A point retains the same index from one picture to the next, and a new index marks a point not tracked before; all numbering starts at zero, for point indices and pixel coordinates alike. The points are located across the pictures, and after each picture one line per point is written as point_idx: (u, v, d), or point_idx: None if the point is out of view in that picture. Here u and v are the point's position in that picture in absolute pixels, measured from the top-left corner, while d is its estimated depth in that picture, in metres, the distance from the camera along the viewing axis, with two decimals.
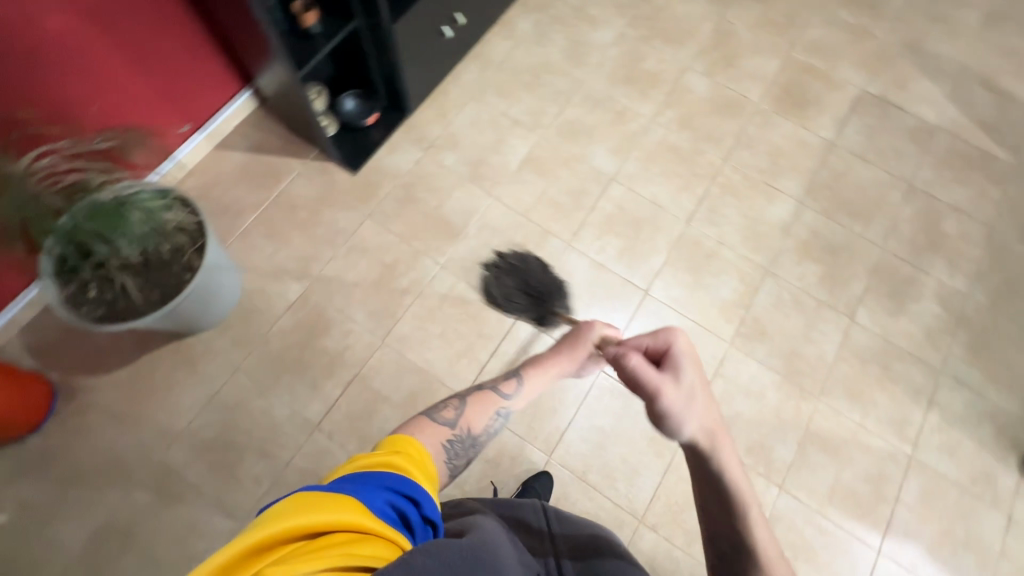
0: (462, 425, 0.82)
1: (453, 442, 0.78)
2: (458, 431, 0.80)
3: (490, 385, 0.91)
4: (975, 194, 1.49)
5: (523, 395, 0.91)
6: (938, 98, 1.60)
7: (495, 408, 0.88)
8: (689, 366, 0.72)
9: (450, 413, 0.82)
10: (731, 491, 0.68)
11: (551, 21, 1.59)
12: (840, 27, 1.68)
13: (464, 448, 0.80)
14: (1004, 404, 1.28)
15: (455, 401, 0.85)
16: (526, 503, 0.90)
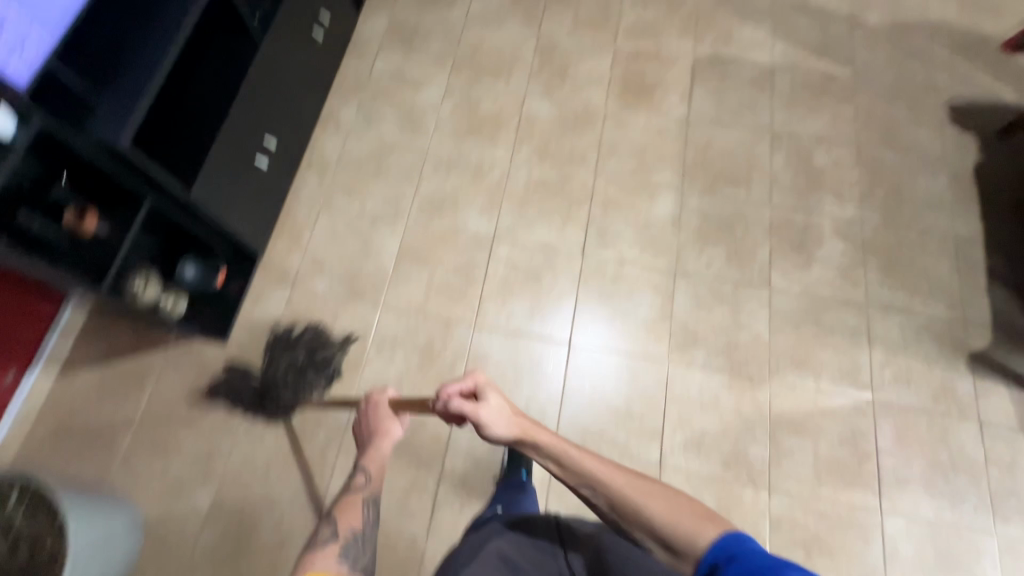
0: (344, 534, 0.74)
1: (347, 550, 0.72)
2: (345, 540, 0.73)
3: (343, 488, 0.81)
4: (831, 119, 1.52)
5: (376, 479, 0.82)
6: (765, 40, 1.63)
7: (363, 501, 0.79)
8: (491, 387, 0.78)
9: (328, 527, 0.74)
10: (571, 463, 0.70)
11: (377, 107, 1.55)
12: (652, 4, 1.68)
13: (360, 551, 0.74)
14: (931, 312, 1.31)
15: (321, 521, 0.75)
16: (541, 521, 0.85)
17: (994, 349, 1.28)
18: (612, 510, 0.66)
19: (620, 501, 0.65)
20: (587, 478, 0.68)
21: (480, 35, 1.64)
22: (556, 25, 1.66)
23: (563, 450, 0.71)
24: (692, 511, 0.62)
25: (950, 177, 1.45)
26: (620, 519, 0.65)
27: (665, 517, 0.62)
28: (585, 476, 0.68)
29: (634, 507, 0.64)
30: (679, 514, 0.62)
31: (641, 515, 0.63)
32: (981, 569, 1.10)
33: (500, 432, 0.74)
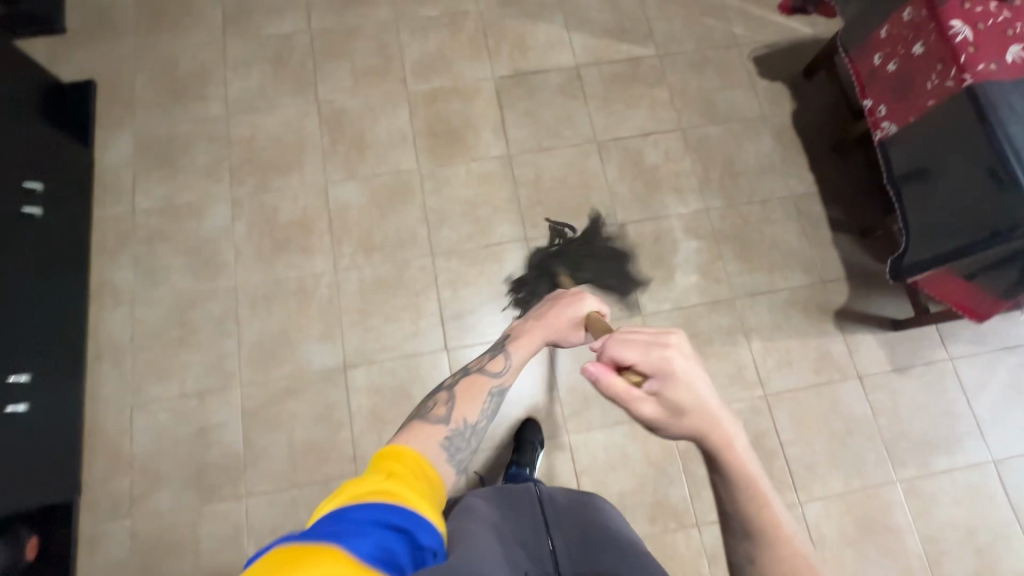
0: (457, 418, 0.71)
1: (453, 439, 0.67)
2: (454, 425, 0.69)
3: (475, 367, 0.80)
4: (648, 109, 1.44)
5: (511, 368, 0.80)
6: (561, 37, 1.50)
7: (486, 391, 0.76)
8: (693, 372, 0.52)
9: (442, 408, 0.71)
10: (748, 511, 0.53)
11: (156, 255, 1.29)
12: (432, 31, 1.49)
13: (469, 441, 0.69)
14: (792, 284, 1.32)
15: (441, 396, 0.74)
16: (521, 491, 0.80)
17: (854, 302, 1.32)
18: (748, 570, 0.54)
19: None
20: (751, 524, 0.53)
21: (250, 127, 1.39)
22: (334, 87, 1.44)
23: (746, 490, 0.52)
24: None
25: (773, 136, 1.43)
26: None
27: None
28: (752, 527, 0.53)
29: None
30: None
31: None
32: (895, 521, 1.17)
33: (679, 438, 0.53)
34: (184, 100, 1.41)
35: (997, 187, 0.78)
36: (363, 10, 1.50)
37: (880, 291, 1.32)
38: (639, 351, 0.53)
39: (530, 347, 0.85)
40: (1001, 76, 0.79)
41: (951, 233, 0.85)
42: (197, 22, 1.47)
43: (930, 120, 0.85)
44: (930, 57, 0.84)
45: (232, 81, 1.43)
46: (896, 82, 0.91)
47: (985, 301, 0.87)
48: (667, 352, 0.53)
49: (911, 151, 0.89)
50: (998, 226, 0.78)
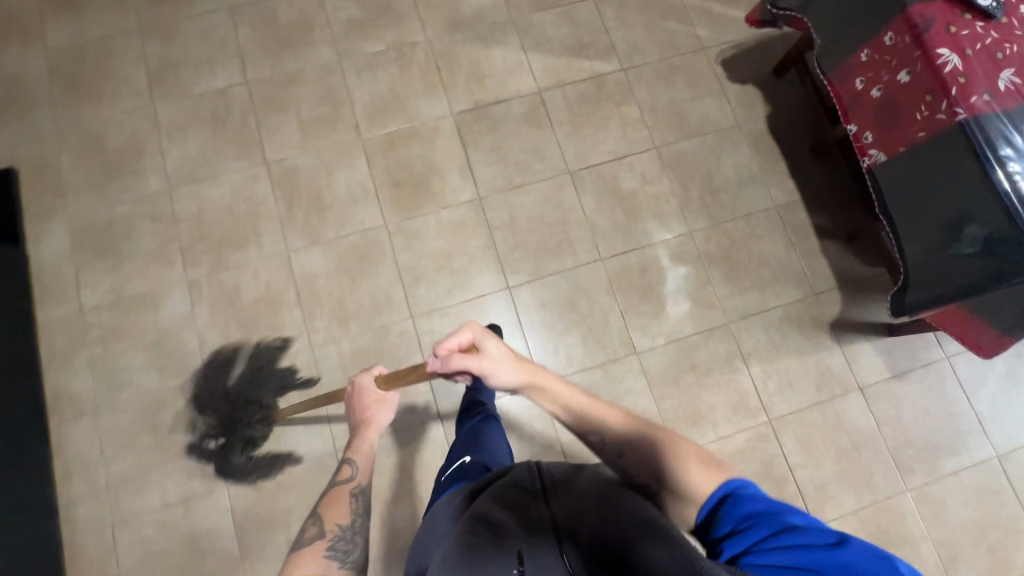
0: (331, 527, 0.71)
1: (336, 545, 0.69)
2: (330, 535, 0.70)
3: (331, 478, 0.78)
4: (619, 129, 1.37)
5: (362, 469, 0.77)
6: (518, 60, 1.41)
7: (349, 492, 0.76)
8: (487, 335, 0.73)
9: (312, 527, 0.71)
10: (579, 412, 0.69)
11: (114, 355, 1.19)
12: (380, 68, 1.39)
13: (353, 542, 0.70)
14: (784, 300, 1.29)
15: (306, 521, 0.72)
16: (521, 467, 0.70)
17: (848, 310, 1.29)
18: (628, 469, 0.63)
19: (639, 460, 0.63)
20: (590, 424, 0.68)
21: (197, 199, 1.28)
22: (281, 143, 1.33)
23: (572, 400, 0.69)
24: (706, 463, 0.59)
25: (750, 144, 1.38)
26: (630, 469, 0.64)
27: (656, 455, 0.62)
28: (593, 423, 0.68)
29: (649, 463, 0.62)
30: (690, 476, 0.58)
31: (654, 473, 0.61)
32: (908, 531, 1.17)
33: (505, 382, 0.72)
34: (118, 177, 1.29)
35: (998, 230, 0.75)
36: (302, 52, 1.38)
37: (872, 297, 1.30)
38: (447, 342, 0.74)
39: (370, 437, 0.80)
40: (990, 108, 0.75)
41: (941, 273, 0.82)
42: (119, 87, 1.34)
43: (920, 154, 0.81)
44: (917, 87, 0.79)
45: (168, 149, 1.31)
46: (880, 109, 0.86)
47: (992, 339, 0.85)
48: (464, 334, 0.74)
49: (901, 183, 0.85)
50: (1000, 271, 0.76)
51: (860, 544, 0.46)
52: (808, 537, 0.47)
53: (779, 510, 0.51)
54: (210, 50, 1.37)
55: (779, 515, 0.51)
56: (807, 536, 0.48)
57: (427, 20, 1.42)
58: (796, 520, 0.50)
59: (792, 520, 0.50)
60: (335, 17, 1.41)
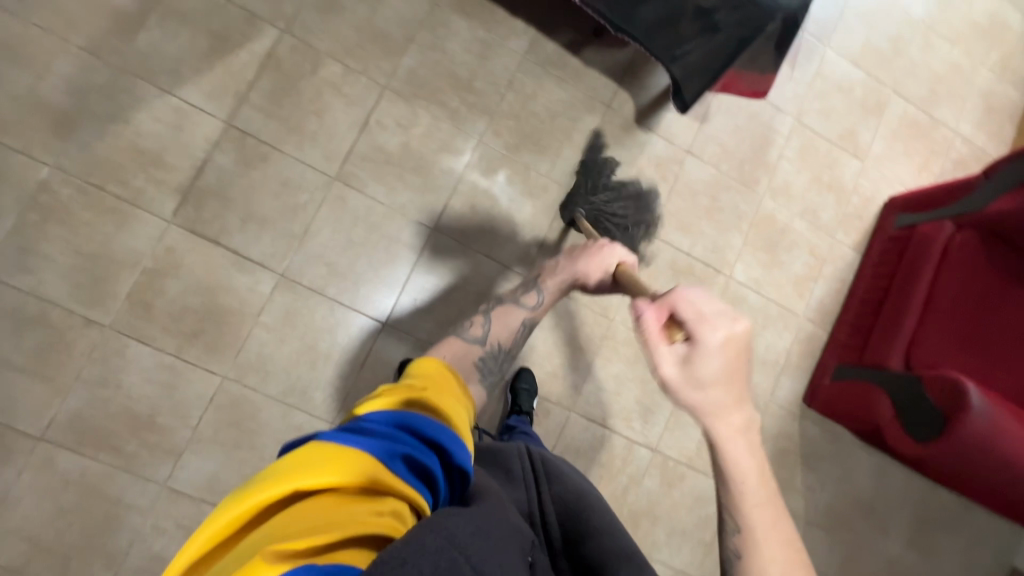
0: (492, 341, 0.81)
1: (485, 359, 0.78)
2: (488, 348, 0.80)
3: (512, 296, 0.92)
4: (338, 97, 1.17)
5: (542, 306, 0.91)
6: (173, 110, 1.10)
7: (520, 317, 0.88)
8: (733, 357, 0.51)
9: (478, 330, 0.81)
10: (737, 487, 0.50)
11: None
12: (41, 242, 1.05)
13: (497, 367, 0.80)
14: (591, 131, 1.30)
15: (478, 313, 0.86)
16: (510, 451, 0.76)
17: (639, 97, 1.33)
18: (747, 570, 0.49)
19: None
20: (750, 508, 0.50)
21: (15, 533, 1.01)
22: (33, 405, 1.03)
23: (752, 485, 0.51)
24: None
25: (457, 13, 1.23)
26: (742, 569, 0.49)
27: None
28: (750, 521, 0.50)
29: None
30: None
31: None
32: (782, 223, 1.40)
33: (696, 404, 0.51)
34: None
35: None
36: None
37: (646, 69, 1.33)
38: (692, 310, 0.53)
39: (563, 282, 0.94)
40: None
41: (713, 57, 0.93)
42: None
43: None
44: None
45: None
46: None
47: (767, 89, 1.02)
48: (717, 332, 0.52)
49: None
50: (742, 39, 0.88)
51: None
52: None
53: None
54: None
55: None
56: None
57: (29, 148, 1.05)
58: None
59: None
60: None
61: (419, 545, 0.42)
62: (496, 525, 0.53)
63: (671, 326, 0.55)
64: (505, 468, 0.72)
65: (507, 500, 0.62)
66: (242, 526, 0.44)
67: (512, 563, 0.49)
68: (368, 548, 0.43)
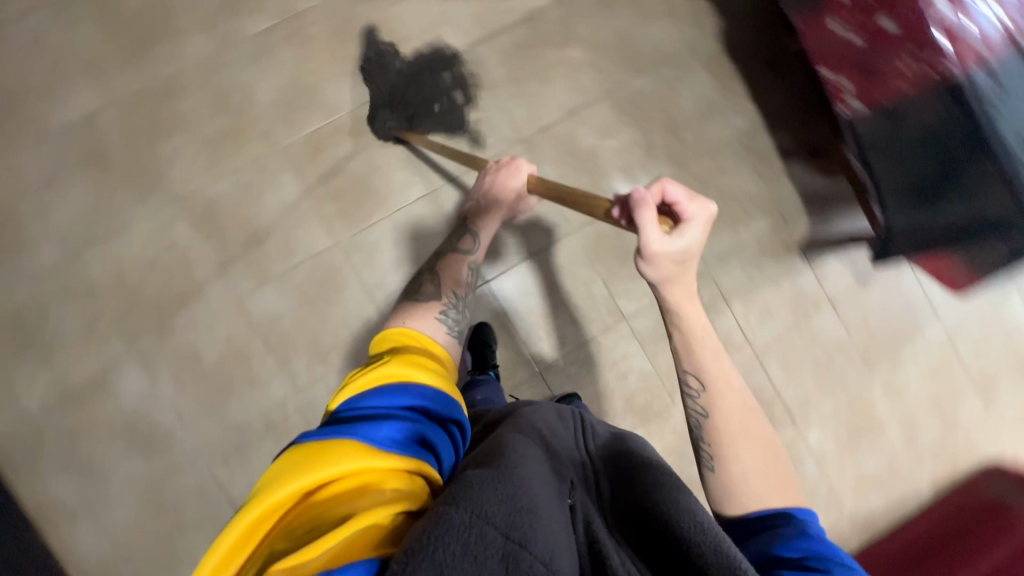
0: (448, 296, 0.84)
1: (447, 313, 0.81)
2: (446, 302, 0.83)
3: (450, 249, 0.94)
4: (567, 77, 1.23)
5: (481, 247, 0.95)
6: (434, 13, 1.20)
7: (460, 263, 0.91)
8: (701, 239, 0.67)
9: (432, 287, 0.85)
10: (693, 344, 0.70)
11: (87, 452, 1.10)
12: (275, 52, 1.16)
13: (460, 313, 0.84)
14: (757, 232, 1.29)
15: (428, 277, 0.87)
16: (568, 414, 0.74)
17: (816, 228, 1.31)
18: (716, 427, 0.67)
19: (737, 444, 0.65)
20: (705, 365, 0.70)
21: (111, 258, 1.12)
22: (188, 172, 1.13)
23: (705, 338, 0.70)
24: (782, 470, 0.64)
25: (704, 68, 1.28)
26: (711, 427, 0.68)
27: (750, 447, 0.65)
28: (700, 368, 0.69)
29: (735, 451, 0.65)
30: (775, 485, 0.62)
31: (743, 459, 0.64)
32: (877, 416, 1.33)
33: (660, 273, 0.67)
34: (11, 257, 1.11)
35: (1003, 189, 0.78)
36: (172, 51, 1.14)
37: (837, 209, 1.32)
38: (689, 205, 0.66)
39: (491, 224, 0.97)
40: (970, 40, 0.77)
41: (925, 229, 0.95)
42: None
43: (908, 104, 0.86)
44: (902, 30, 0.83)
45: (57, 211, 1.12)
46: (864, 57, 0.93)
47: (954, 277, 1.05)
48: (704, 218, 0.66)
49: (884, 133, 0.93)
50: (967, 230, 0.89)
51: None
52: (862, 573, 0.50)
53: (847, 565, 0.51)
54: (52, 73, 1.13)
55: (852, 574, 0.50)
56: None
57: None
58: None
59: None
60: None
61: (434, 532, 0.41)
62: (524, 478, 0.50)
63: (667, 216, 0.67)
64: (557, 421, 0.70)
65: (553, 450, 0.60)
66: (266, 527, 0.46)
67: (547, 519, 0.47)
68: (394, 515, 0.47)
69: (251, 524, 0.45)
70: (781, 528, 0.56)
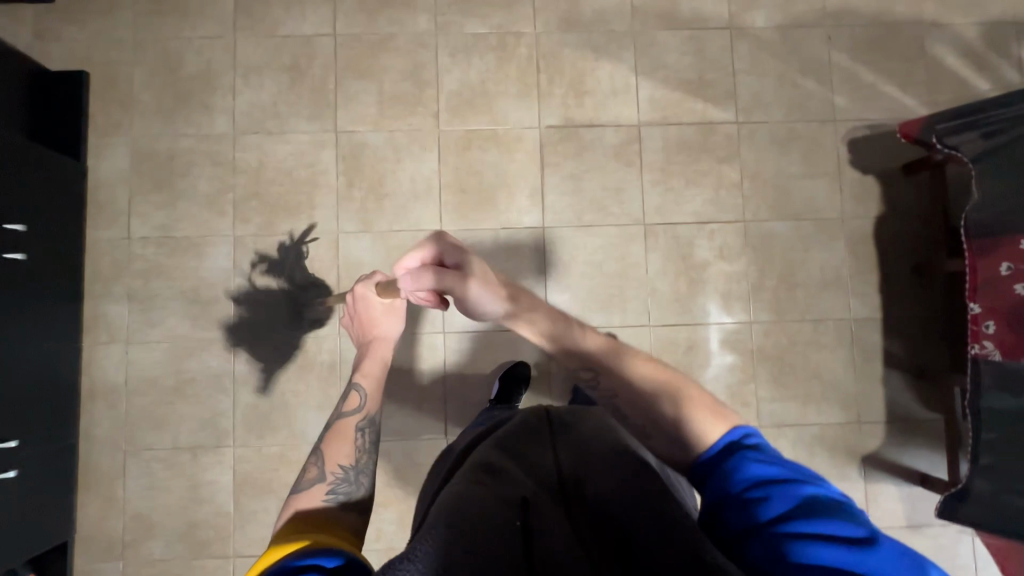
0: (333, 467, 0.74)
1: (336, 488, 0.72)
2: (332, 476, 0.73)
3: (336, 414, 0.83)
4: (712, 191, 1.25)
5: (369, 396, 0.85)
6: (626, 82, 1.26)
7: (356, 425, 0.81)
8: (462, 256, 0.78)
9: (314, 469, 0.74)
10: (558, 336, 0.74)
11: (153, 293, 1.20)
12: (478, 52, 1.26)
13: (355, 481, 0.74)
14: (825, 420, 1.22)
15: (310, 461, 0.75)
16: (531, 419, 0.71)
17: (888, 448, 1.22)
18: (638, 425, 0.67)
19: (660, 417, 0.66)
20: (583, 352, 0.73)
21: (260, 150, 1.23)
22: (356, 112, 1.24)
23: (563, 335, 0.74)
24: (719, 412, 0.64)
25: (847, 244, 1.25)
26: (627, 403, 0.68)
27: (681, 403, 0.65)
28: (585, 359, 0.72)
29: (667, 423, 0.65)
30: (699, 414, 0.63)
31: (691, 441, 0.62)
32: None
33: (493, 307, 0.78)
34: (186, 107, 1.23)
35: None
36: (399, 13, 1.26)
37: (918, 441, 1.22)
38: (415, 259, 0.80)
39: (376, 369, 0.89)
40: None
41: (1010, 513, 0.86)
42: (205, 7, 1.26)
43: None
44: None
45: (242, 91, 1.24)
46: (1018, 309, 0.90)
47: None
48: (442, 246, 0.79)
49: (1007, 385, 0.89)
50: None
51: (891, 546, 0.48)
52: (835, 527, 0.49)
53: (791, 485, 0.54)
54: None
55: (789, 491, 0.54)
56: (835, 526, 0.50)
57: (542, 9, 1.27)
58: (784, 501, 0.53)
59: (806, 496, 0.53)
60: None
61: None
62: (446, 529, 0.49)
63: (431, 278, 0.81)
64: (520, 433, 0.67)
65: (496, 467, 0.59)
66: None
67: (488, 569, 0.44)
68: None
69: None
70: (723, 466, 0.58)
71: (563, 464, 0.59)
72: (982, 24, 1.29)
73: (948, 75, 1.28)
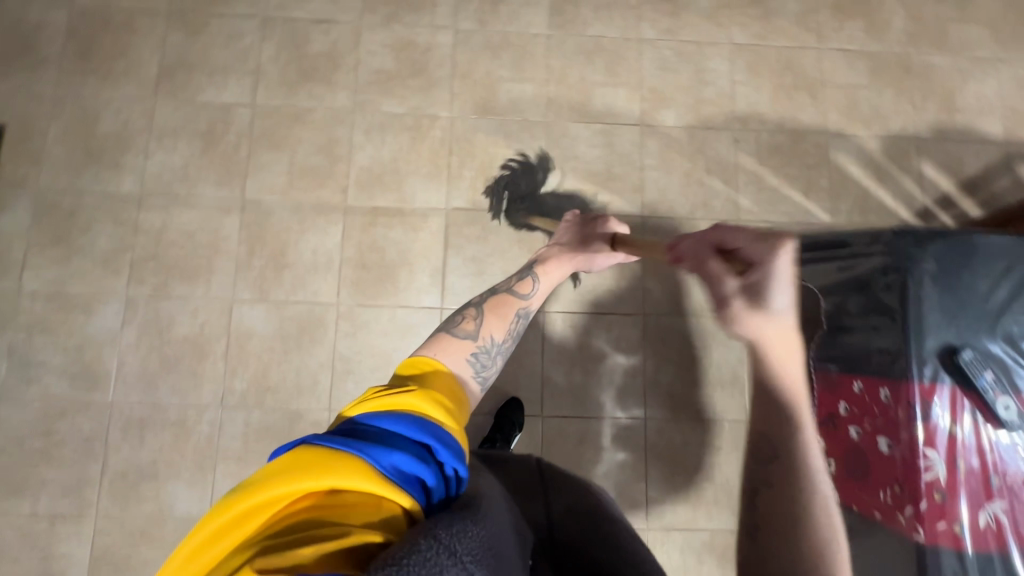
0: (485, 334, 0.73)
1: (478, 355, 0.70)
2: (482, 341, 0.71)
3: (505, 288, 0.86)
4: (613, 282, 1.25)
5: (536, 296, 0.87)
6: (536, 170, 1.29)
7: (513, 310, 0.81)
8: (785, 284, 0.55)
9: (470, 325, 0.73)
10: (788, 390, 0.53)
11: (34, 349, 1.17)
12: (392, 130, 1.29)
13: (493, 360, 0.72)
14: (713, 527, 1.19)
15: (470, 312, 0.76)
16: (520, 459, 0.74)
17: None
18: (782, 453, 0.52)
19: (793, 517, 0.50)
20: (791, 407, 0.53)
21: (165, 211, 1.23)
22: (265, 182, 1.25)
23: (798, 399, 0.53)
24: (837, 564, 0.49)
25: (745, 344, 1.25)
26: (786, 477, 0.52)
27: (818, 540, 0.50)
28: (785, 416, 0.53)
29: (801, 419, 0.53)
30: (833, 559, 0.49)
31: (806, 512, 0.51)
32: None
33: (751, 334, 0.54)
34: (96, 165, 1.24)
35: None
36: (320, 87, 1.30)
37: None
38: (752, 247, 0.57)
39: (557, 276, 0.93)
40: (945, 522, 0.84)
41: None
42: (128, 68, 1.28)
43: (875, 525, 0.90)
44: (898, 459, 0.87)
45: (154, 152, 1.25)
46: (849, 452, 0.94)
47: None
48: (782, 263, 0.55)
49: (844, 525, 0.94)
50: None
51: None
52: None
53: None
54: (226, 55, 1.30)
55: None
56: None
57: (460, 93, 1.31)
58: None
59: None
60: (366, 60, 1.31)
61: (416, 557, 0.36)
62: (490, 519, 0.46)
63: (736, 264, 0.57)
64: (521, 482, 0.69)
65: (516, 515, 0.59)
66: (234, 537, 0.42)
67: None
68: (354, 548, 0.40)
69: (216, 532, 0.42)
70: None
71: (554, 517, 0.64)
72: (883, 138, 1.34)
73: (850, 183, 1.32)
